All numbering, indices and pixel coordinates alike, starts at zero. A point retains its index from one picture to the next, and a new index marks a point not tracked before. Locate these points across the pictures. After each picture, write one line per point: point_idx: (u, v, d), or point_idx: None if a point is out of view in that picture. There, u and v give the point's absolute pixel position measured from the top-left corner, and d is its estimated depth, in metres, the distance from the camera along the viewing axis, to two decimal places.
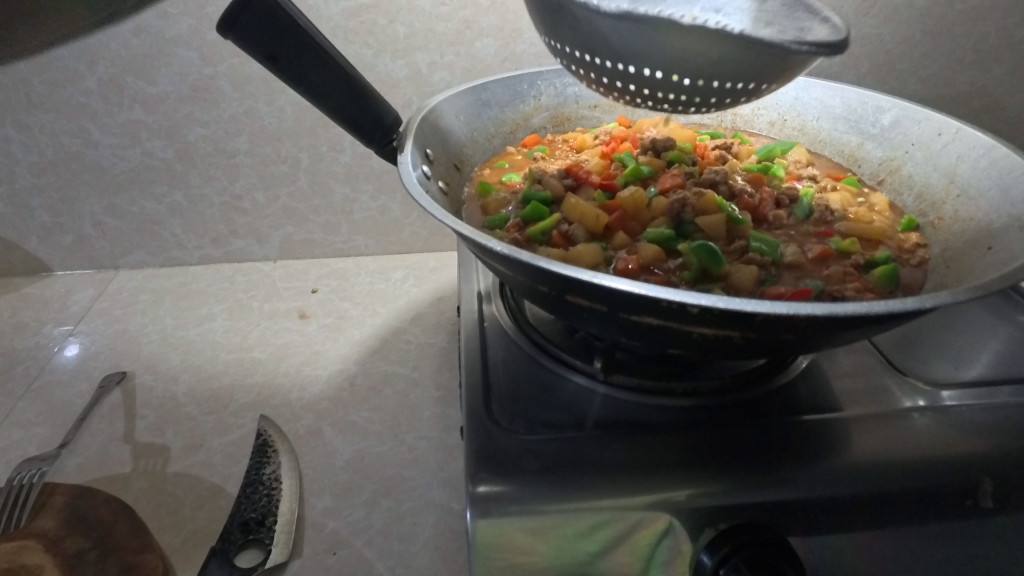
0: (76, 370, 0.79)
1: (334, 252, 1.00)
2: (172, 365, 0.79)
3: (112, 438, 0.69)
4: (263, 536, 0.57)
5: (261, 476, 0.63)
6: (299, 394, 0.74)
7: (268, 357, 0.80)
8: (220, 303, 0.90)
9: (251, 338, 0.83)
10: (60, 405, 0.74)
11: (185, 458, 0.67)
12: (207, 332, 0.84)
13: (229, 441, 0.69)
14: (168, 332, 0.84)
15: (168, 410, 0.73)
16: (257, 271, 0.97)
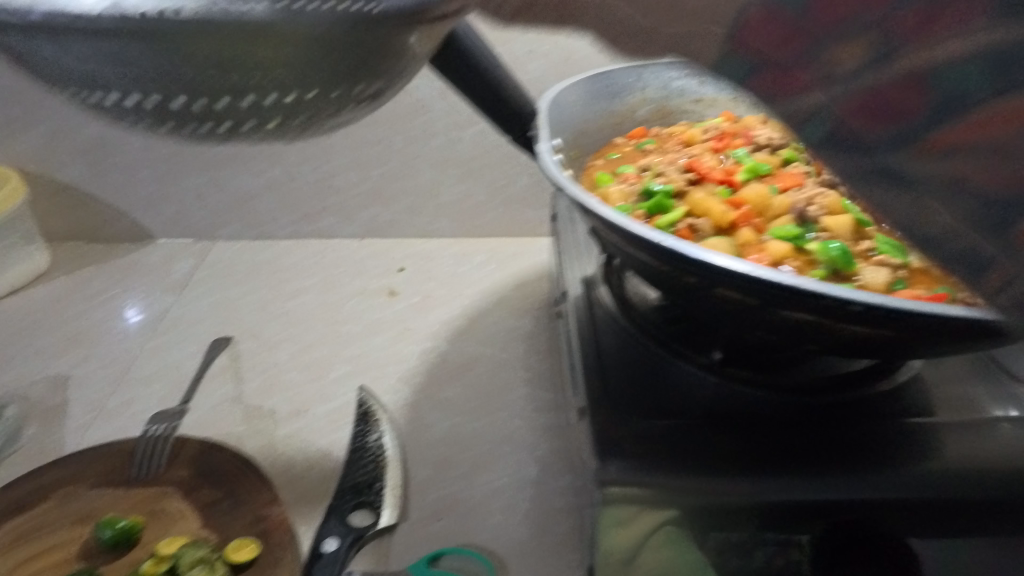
0: (183, 333, 0.84)
1: (417, 233, 1.03)
2: (274, 333, 0.83)
3: (224, 398, 0.74)
4: (374, 499, 0.61)
5: (366, 443, 0.67)
6: (394, 369, 0.78)
7: (362, 330, 0.84)
8: (312, 276, 0.94)
9: (343, 311, 0.87)
10: (174, 364, 0.79)
11: (292, 423, 0.71)
12: (301, 304, 0.88)
13: (332, 408, 0.72)
14: (266, 302, 0.89)
15: (273, 376, 0.77)
16: (344, 248, 1.00)
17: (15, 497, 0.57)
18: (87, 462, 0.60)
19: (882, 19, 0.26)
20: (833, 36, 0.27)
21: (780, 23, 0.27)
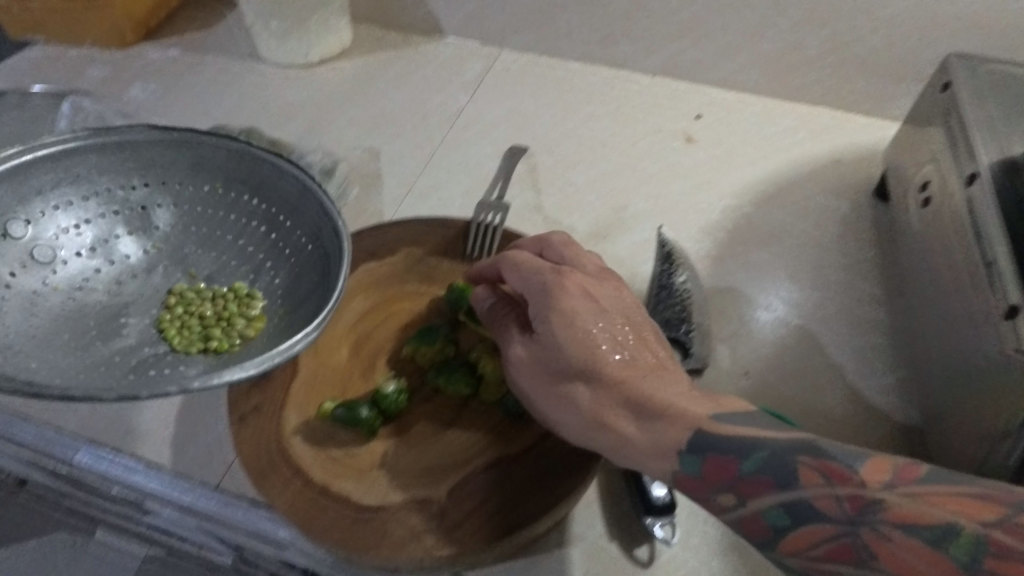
0: (480, 135, 0.83)
1: (716, 82, 0.91)
2: (570, 154, 0.81)
3: (526, 205, 0.74)
4: (685, 339, 0.60)
5: (672, 283, 0.64)
6: (695, 218, 0.74)
7: (661, 172, 0.79)
8: (604, 105, 0.89)
9: (638, 147, 0.83)
10: (476, 162, 0.79)
11: (595, 245, 0.71)
12: (595, 131, 0.85)
13: (634, 242, 0.71)
14: (559, 121, 0.86)
15: (571, 195, 0.76)
16: (636, 83, 0.92)
17: (367, 244, 0.60)
18: (423, 229, 0.62)
19: (734, 483, 0.39)
20: (712, 488, 0.40)
21: (693, 479, 0.40)
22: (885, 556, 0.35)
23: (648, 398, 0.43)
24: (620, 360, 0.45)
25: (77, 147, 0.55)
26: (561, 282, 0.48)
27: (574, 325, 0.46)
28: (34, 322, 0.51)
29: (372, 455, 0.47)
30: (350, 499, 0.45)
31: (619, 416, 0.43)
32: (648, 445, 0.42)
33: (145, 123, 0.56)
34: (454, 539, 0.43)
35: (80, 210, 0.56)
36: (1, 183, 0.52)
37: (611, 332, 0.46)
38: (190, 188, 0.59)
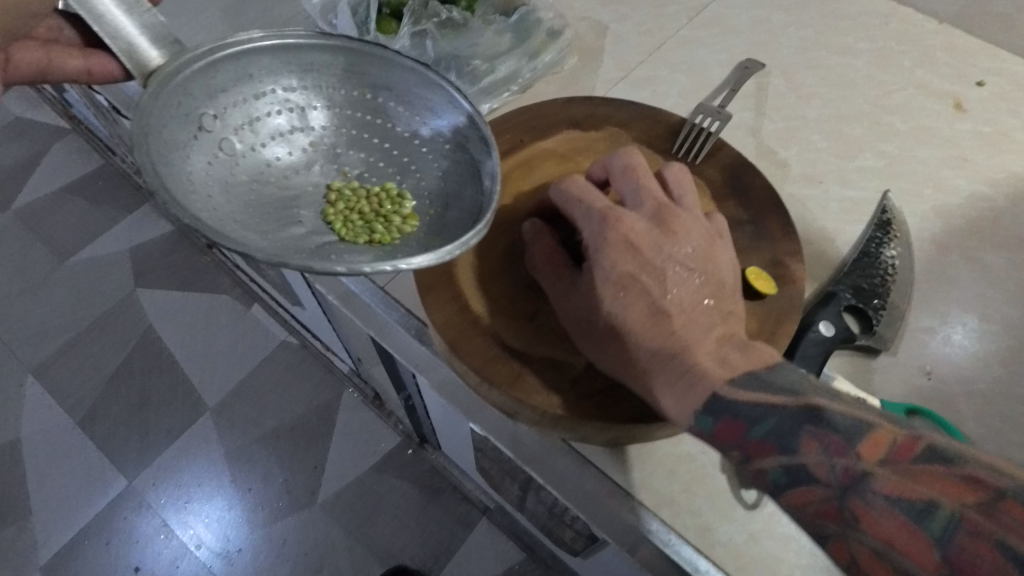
0: (718, 38, 0.76)
1: (1019, 49, 0.75)
2: (809, 84, 0.72)
3: (742, 125, 0.68)
4: (873, 314, 0.54)
5: (880, 253, 0.57)
6: (930, 194, 0.64)
7: (909, 132, 0.69)
8: (867, 41, 0.77)
9: (892, 98, 0.72)
10: (702, 65, 0.73)
11: (803, 186, 0.64)
12: (848, 68, 0.74)
13: (848, 198, 0.63)
14: (808, 45, 0.76)
15: (795, 128, 0.68)
16: (916, 25, 0.78)
17: (574, 114, 0.59)
18: (633, 115, 0.59)
19: (739, 443, 0.38)
20: (721, 446, 0.39)
21: (703, 437, 0.39)
22: (869, 522, 0.34)
23: (680, 355, 0.41)
24: (647, 310, 0.43)
25: (254, 46, 0.48)
26: (609, 225, 0.46)
27: (612, 272, 0.44)
28: (229, 208, 0.47)
29: (526, 307, 0.48)
30: (496, 335, 0.46)
31: (640, 365, 0.42)
32: (671, 400, 0.40)
33: (309, 30, 0.49)
34: (582, 406, 0.44)
35: (246, 111, 0.50)
36: (193, 78, 0.46)
37: (648, 283, 0.44)
38: (342, 92, 0.52)
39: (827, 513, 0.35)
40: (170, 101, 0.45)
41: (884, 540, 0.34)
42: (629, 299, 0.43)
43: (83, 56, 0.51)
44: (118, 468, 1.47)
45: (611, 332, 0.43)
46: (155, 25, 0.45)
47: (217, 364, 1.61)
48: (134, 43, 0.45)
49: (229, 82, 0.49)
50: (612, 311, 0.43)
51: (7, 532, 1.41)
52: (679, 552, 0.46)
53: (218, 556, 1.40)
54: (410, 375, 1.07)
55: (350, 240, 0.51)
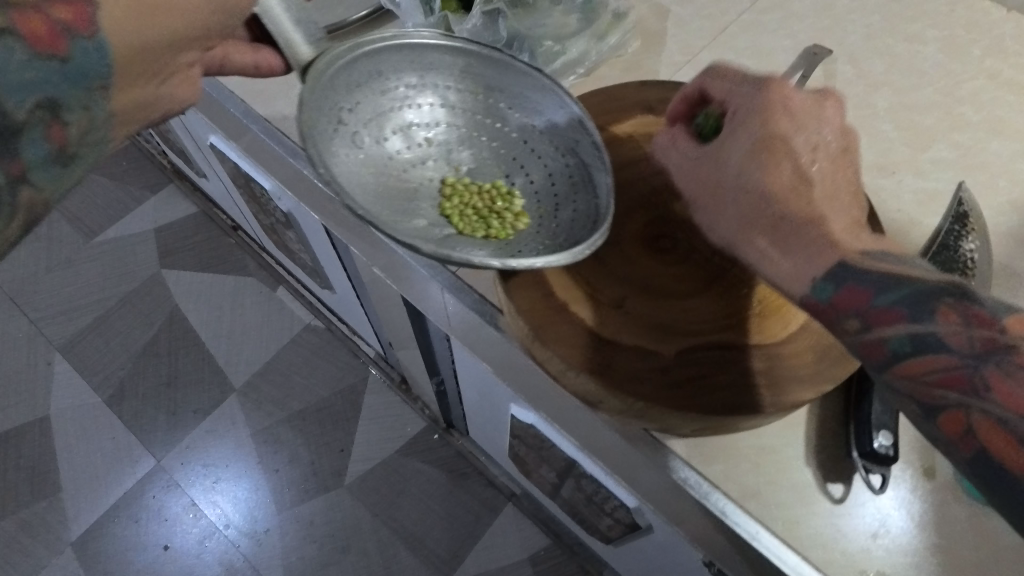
0: (783, 22, 0.74)
1: None
2: (877, 72, 0.71)
3: None
4: None
5: (957, 246, 0.56)
6: (1006, 186, 0.63)
7: (981, 123, 0.67)
8: (936, 28, 0.75)
9: (963, 87, 0.70)
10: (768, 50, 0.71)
11: (876, 177, 0.63)
12: (917, 56, 0.72)
13: (922, 189, 0.62)
14: (875, 32, 0.74)
15: (865, 117, 0.67)
16: (985, 12, 0.76)
17: (648, 98, 0.57)
18: None
19: (863, 310, 0.38)
20: (840, 313, 0.38)
21: (820, 304, 0.39)
22: (1002, 392, 0.33)
23: (805, 230, 0.40)
24: (793, 174, 0.42)
25: (387, 44, 0.51)
26: (767, 91, 0.45)
27: (750, 142, 0.43)
28: (366, 197, 0.48)
29: (613, 294, 0.47)
30: (585, 324, 0.46)
31: (757, 233, 0.42)
32: (785, 263, 0.40)
33: (434, 30, 0.52)
34: (675, 397, 0.43)
35: (374, 106, 0.52)
36: (336, 72, 0.48)
37: (799, 148, 0.42)
38: (457, 91, 0.55)
39: (948, 382, 0.35)
40: (320, 93, 0.47)
41: (1014, 410, 0.33)
42: (766, 164, 0.42)
43: (252, 51, 0.48)
44: (145, 447, 1.48)
45: (740, 191, 0.43)
46: (309, 22, 0.47)
47: (244, 345, 1.61)
48: (293, 39, 0.46)
49: (363, 78, 0.51)
50: (748, 167, 0.43)
51: (37, 507, 1.42)
52: (769, 548, 0.45)
53: (246, 536, 1.40)
54: (448, 359, 1.07)
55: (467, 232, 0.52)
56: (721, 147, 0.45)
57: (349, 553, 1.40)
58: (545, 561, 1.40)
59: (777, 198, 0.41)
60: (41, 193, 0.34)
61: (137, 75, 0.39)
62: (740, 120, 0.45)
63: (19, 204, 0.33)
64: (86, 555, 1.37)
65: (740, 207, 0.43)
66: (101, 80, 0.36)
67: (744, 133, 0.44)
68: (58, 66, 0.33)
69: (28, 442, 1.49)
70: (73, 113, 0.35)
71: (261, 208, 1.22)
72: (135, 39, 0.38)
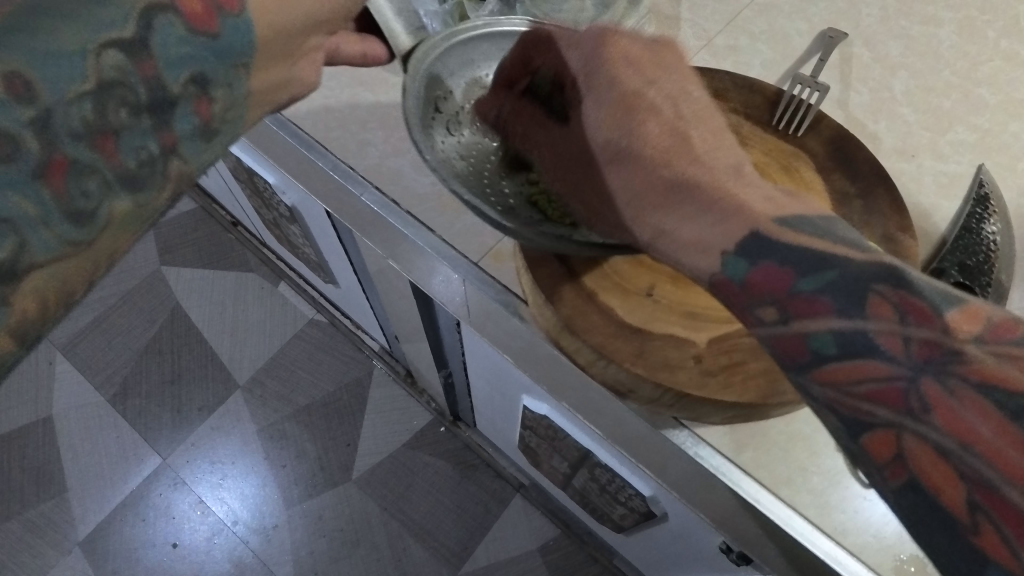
0: (798, 5, 0.73)
1: None
2: (893, 55, 0.70)
3: (829, 97, 0.66)
4: (979, 290, 0.52)
5: (980, 228, 0.56)
6: None
7: (999, 105, 0.67)
8: (950, 9, 0.74)
9: (979, 69, 0.69)
10: (783, 33, 0.71)
11: (895, 161, 0.63)
12: (932, 38, 0.72)
13: (942, 172, 0.62)
14: (889, 14, 0.73)
15: (884, 101, 0.66)
16: None
17: None
18: (730, 85, 0.57)
19: (783, 299, 0.34)
20: (752, 299, 0.35)
21: (731, 283, 0.36)
22: (941, 412, 0.30)
23: (689, 186, 0.38)
24: (658, 129, 0.40)
25: (478, 34, 0.52)
26: (605, 44, 0.43)
27: (608, 117, 0.42)
28: (464, 172, 0.48)
29: (641, 283, 0.46)
30: (614, 313, 0.45)
31: (635, 201, 0.39)
32: (685, 233, 0.37)
33: (525, 17, 0.53)
34: (709, 384, 0.43)
35: (474, 93, 0.53)
36: (433, 60, 0.50)
37: (654, 100, 0.41)
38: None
39: (877, 395, 0.32)
40: (420, 80, 0.49)
41: (956, 434, 0.30)
42: (631, 137, 0.41)
43: (359, 40, 0.48)
44: (151, 445, 1.47)
45: (613, 165, 0.42)
46: (409, 12, 0.51)
47: (248, 342, 1.60)
48: (393, 26, 0.50)
49: (459, 68, 0.52)
50: (599, 127, 0.42)
51: (43, 507, 1.41)
52: (802, 534, 0.45)
53: (255, 532, 1.40)
54: (458, 352, 1.06)
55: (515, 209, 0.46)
56: (589, 128, 0.43)
57: (359, 547, 1.40)
58: (554, 551, 1.40)
59: (642, 159, 0.40)
60: (188, 165, 0.32)
61: (273, 52, 0.35)
62: (593, 85, 0.44)
63: (169, 176, 0.31)
64: (94, 555, 1.37)
65: (620, 183, 0.41)
66: (245, 58, 0.33)
67: (603, 96, 0.43)
68: (206, 42, 0.31)
69: (32, 442, 1.48)
70: (219, 89, 0.33)
71: (263, 202, 1.21)
72: (275, 15, 0.35)
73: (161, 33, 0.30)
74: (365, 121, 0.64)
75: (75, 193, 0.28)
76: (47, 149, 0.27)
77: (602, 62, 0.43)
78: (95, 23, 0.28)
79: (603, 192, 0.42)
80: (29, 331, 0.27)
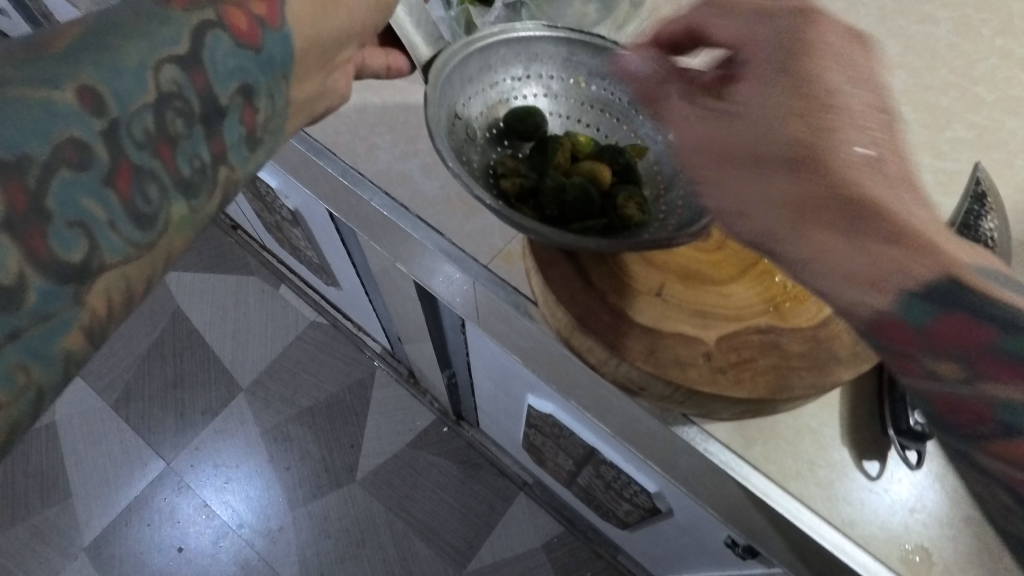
0: None
1: None
2: (891, 54, 0.71)
3: None
4: None
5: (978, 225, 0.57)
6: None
7: (996, 102, 0.68)
8: (946, 9, 0.75)
9: (976, 67, 0.70)
10: None
11: None
12: (930, 37, 0.73)
13: (942, 169, 0.63)
14: (887, 14, 0.74)
15: None
16: None
17: None
18: None
19: (976, 354, 0.27)
20: (932, 349, 0.28)
21: (905, 325, 0.28)
22: None
23: (868, 211, 0.29)
24: (856, 130, 0.31)
25: (493, 40, 0.53)
26: (806, 31, 0.35)
27: (793, 113, 0.32)
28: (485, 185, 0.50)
29: (652, 282, 0.47)
30: (627, 313, 0.46)
31: (801, 215, 0.30)
32: (838, 259, 0.29)
33: (538, 22, 0.53)
34: (721, 381, 0.44)
35: (484, 100, 0.54)
36: (452, 71, 0.51)
37: (845, 109, 0.32)
38: (559, 80, 0.56)
39: None
40: (442, 93, 0.50)
41: None
42: (812, 141, 0.31)
43: (384, 54, 0.52)
44: (155, 449, 1.47)
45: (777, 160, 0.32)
46: (427, 24, 0.53)
47: (250, 344, 1.61)
48: (412, 40, 0.51)
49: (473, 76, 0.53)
50: (771, 113, 0.33)
51: (48, 513, 1.41)
52: (811, 526, 0.46)
53: (260, 534, 1.40)
54: (462, 352, 1.07)
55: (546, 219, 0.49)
56: (743, 113, 0.34)
57: (364, 547, 1.40)
58: (559, 548, 1.41)
59: (825, 163, 0.30)
60: (233, 173, 0.34)
61: (312, 67, 0.39)
62: (775, 68, 0.35)
63: (218, 181, 0.32)
64: (100, 559, 1.37)
65: (785, 187, 0.31)
66: (284, 70, 0.36)
67: (772, 81, 0.34)
68: (252, 55, 0.34)
69: (35, 448, 1.48)
70: (261, 99, 0.35)
71: (265, 206, 1.21)
72: (315, 32, 0.38)
73: (210, 48, 0.32)
74: (373, 125, 0.65)
75: (140, 199, 0.28)
76: (116, 156, 0.27)
77: (785, 44, 0.35)
78: (156, 40, 0.30)
79: (750, 193, 0.33)
80: (100, 329, 0.27)
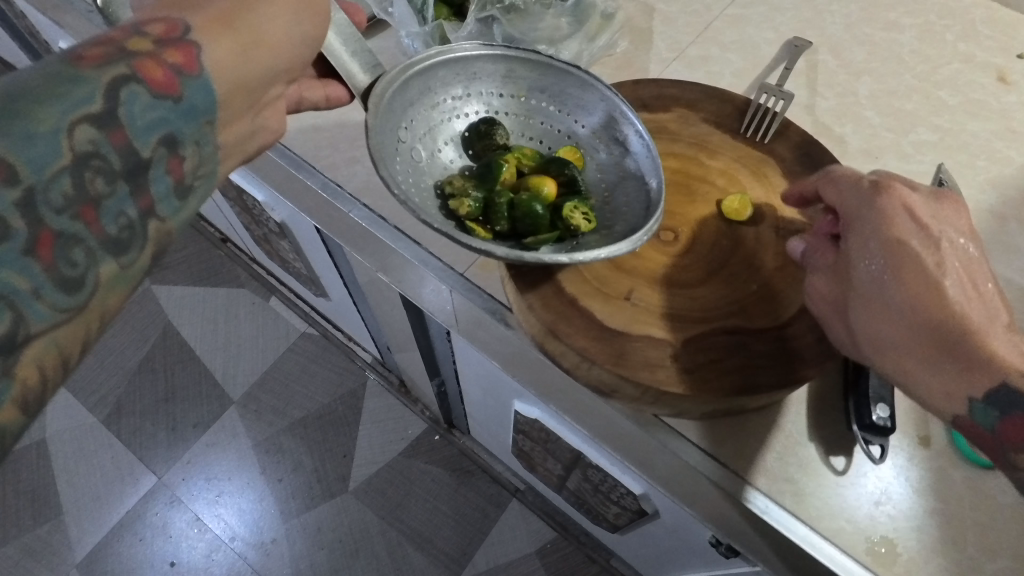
0: (765, 16, 0.76)
1: None
2: (857, 61, 0.73)
3: (796, 102, 0.69)
4: None
5: None
6: (985, 165, 0.66)
7: (958, 105, 0.70)
8: (909, 16, 0.78)
9: (939, 72, 0.73)
10: (752, 43, 0.74)
11: (861, 163, 0.65)
12: (894, 43, 0.75)
13: (906, 171, 0.65)
14: (853, 22, 0.77)
15: (849, 105, 0.69)
16: None
17: (640, 95, 0.59)
18: (701, 96, 0.60)
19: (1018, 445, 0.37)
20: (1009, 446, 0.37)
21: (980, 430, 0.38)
22: None
23: (954, 337, 0.38)
24: (930, 263, 0.40)
25: (433, 63, 0.54)
26: (884, 193, 0.44)
27: (884, 259, 0.41)
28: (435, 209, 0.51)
29: (620, 287, 0.49)
30: (597, 318, 0.48)
31: (905, 348, 0.39)
32: (933, 382, 0.39)
33: (476, 42, 0.55)
34: (688, 381, 0.45)
35: (427, 120, 0.55)
36: (394, 96, 0.51)
37: (917, 246, 0.41)
38: (500, 96, 0.58)
39: None
40: (385, 119, 0.50)
41: None
42: (948, 316, 0.39)
43: (322, 86, 0.54)
44: (146, 465, 1.47)
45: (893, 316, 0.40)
46: (364, 52, 0.52)
47: (241, 356, 1.61)
48: (349, 69, 0.51)
49: (415, 97, 0.54)
50: (865, 260, 0.42)
51: (39, 531, 1.41)
52: (779, 520, 0.47)
53: (253, 547, 1.40)
54: (450, 359, 1.08)
55: (496, 233, 0.53)
56: (852, 271, 0.42)
57: (359, 558, 1.40)
58: (553, 553, 1.42)
59: (916, 285, 0.40)
60: (165, 224, 0.35)
61: (238, 108, 0.40)
62: (855, 211, 0.45)
63: (150, 238, 0.34)
64: None
65: (895, 327, 0.40)
66: (208, 116, 0.38)
67: (863, 238, 0.43)
68: (171, 104, 0.36)
69: (26, 466, 1.47)
70: (187, 147, 0.36)
71: (252, 219, 1.22)
72: (237, 73, 0.40)
73: (128, 103, 0.34)
74: (352, 140, 0.66)
75: (64, 264, 0.30)
76: (33, 226, 0.29)
77: (871, 208, 0.43)
78: (70, 102, 0.31)
79: (877, 344, 0.40)
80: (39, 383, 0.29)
